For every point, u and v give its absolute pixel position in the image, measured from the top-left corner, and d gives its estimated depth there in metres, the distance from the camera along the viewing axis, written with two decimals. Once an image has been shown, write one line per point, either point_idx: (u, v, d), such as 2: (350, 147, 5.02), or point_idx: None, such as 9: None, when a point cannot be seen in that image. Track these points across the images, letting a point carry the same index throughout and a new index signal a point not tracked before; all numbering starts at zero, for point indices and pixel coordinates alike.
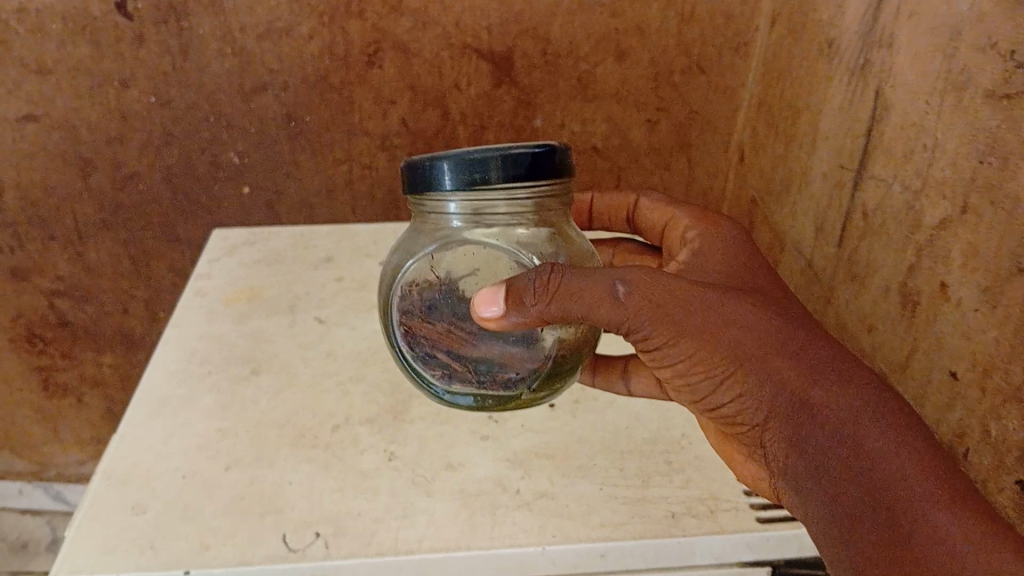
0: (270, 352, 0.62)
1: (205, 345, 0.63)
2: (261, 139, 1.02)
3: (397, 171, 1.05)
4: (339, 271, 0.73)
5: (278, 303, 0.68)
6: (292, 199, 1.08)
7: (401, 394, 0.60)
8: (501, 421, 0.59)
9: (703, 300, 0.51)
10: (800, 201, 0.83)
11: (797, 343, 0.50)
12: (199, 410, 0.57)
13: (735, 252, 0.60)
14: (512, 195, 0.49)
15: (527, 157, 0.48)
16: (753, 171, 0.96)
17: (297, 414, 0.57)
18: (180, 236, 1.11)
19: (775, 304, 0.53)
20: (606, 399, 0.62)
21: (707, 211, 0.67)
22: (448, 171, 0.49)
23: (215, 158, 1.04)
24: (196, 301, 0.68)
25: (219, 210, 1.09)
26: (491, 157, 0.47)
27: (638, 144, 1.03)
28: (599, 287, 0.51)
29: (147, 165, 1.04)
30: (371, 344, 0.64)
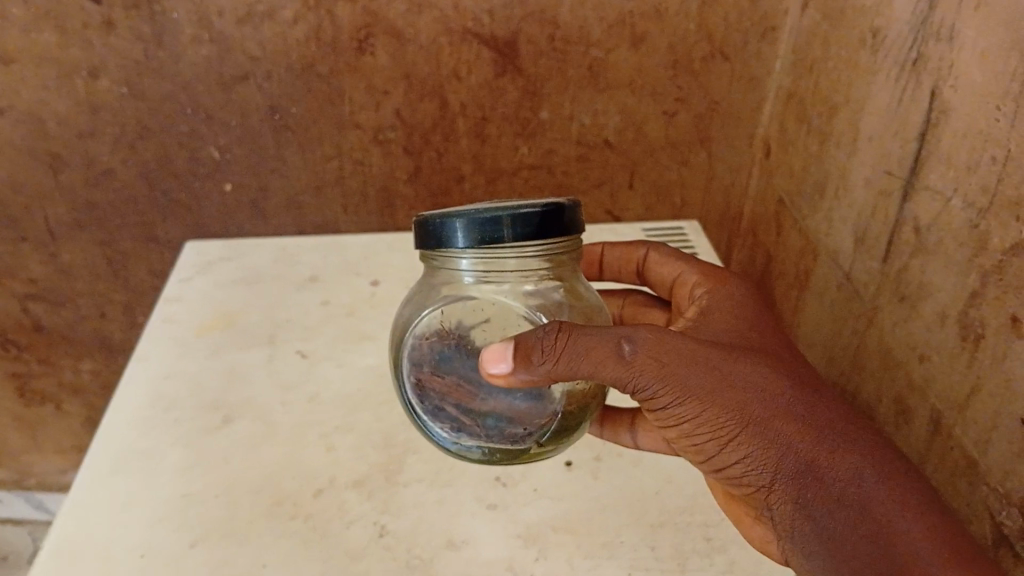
0: (247, 395, 0.57)
1: (173, 386, 0.57)
2: (244, 133, 0.94)
3: (392, 168, 0.97)
4: (325, 293, 0.66)
5: (257, 334, 0.62)
6: (278, 198, 1.00)
7: (396, 450, 0.55)
8: (511, 484, 0.54)
9: (709, 359, 0.48)
10: (837, 209, 0.75)
11: (803, 403, 0.48)
12: (165, 468, 0.52)
13: (745, 312, 0.56)
14: (523, 253, 0.47)
15: (537, 215, 0.45)
16: (780, 169, 0.88)
17: (277, 474, 0.52)
18: (159, 238, 1.03)
19: (779, 365, 0.50)
20: (631, 454, 0.57)
21: (716, 267, 0.62)
22: (459, 230, 0.46)
23: (195, 154, 0.96)
24: (165, 330, 0.62)
25: (200, 211, 1.01)
26: (503, 217, 0.45)
27: (654, 138, 0.95)
28: (606, 346, 0.47)
29: (121, 162, 0.96)
30: (362, 387, 0.59)
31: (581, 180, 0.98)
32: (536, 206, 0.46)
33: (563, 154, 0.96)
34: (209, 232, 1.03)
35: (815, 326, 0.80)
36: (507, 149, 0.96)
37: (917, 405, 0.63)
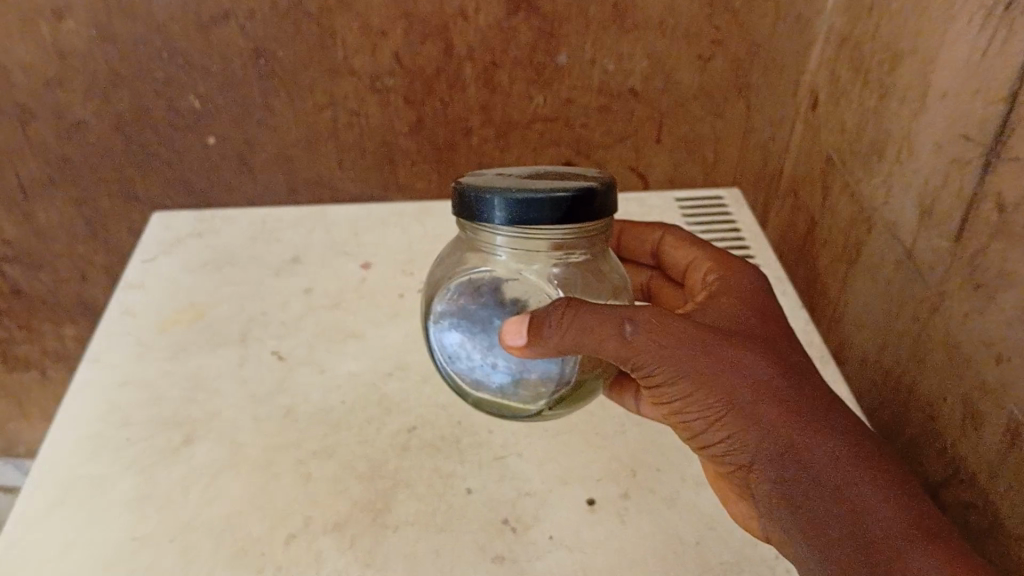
0: (211, 411, 0.50)
1: (130, 394, 0.50)
2: (227, 82, 0.84)
3: (392, 119, 0.87)
4: (309, 280, 0.58)
5: (227, 330, 0.54)
6: (267, 153, 0.90)
7: (387, 482, 0.47)
8: (520, 529, 0.46)
9: (705, 340, 0.44)
10: (900, 176, 0.65)
11: (798, 389, 0.44)
12: (113, 501, 0.45)
13: (754, 289, 0.50)
14: (556, 235, 0.41)
15: (575, 197, 0.39)
16: (828, 124, 0.78)
17: (239, 514, 0.45)
18: (140, 194, 0.94)
19: (780, 349, 0.45)
20: (665, 493, 0.49)
21: (723, 255, 0.54)
22: (490, 207, 0.39)
23: (174, 104, 0.86)
24: (121, 325, 0.54)
25: (182, 166, 0.92)
26: (538, 197, 0.38)
27: (683, 87, 0.85)
28: (606, 326, 0.43)
29: (93, 110, 0.86)
30: (349, 402, 0.51)
31: (601, 134, 0.88)
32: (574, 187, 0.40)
33: (583, 104, 0.86)
34: (193, 189, 0.94)
35: (864, 306, 0.71)
36: (519, 97, 0.85)
37: (992, 413, 0.54)
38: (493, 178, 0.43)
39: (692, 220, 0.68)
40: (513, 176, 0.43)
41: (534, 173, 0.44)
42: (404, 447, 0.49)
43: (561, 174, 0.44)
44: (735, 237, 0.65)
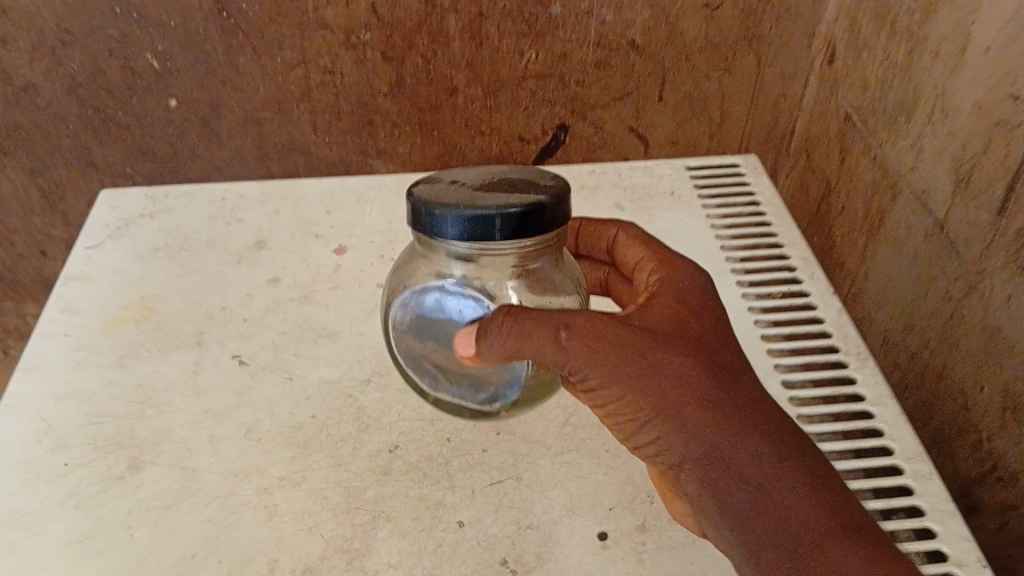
0: (163, 427, 0.40)
1: (65, 411, 0.40)
2: (151, 56, 0.65)
3: (371, 80, 0.67)
4: (275, 269, 0.49)
5: (181, 333, 0.45)
6: (199, 142, 0.71)
7: (362, 517, 0.36)
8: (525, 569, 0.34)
9: (640, 347, 0.32)
10: (936, 139, 0.57)
11: (753, 397, 0.33)
12: (44, 549, 0.35)
13: (688, 286, 0.35)
14: (517, 252, 0.32)
15: (527, 214, 0.30)
16: (850, 81, 0.67)
17: (198, 558, 0.34)
18: (98, 165, 0.72)
19: (726, 347, 0.34)
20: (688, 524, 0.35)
21: (656, 242, 0.40)
22: (431, 223, 0.31)
23: (81, 90, 0.66)
24: (58, 325, 0.45)
25: (141, 130, 0.69)
26: (488, 215, 0.30)
27: (726, 30, 0.68)
28: (535, 330, 0.31)
29: (26, 61, 0.64)
30: (316, 417, 0.40)
31: (598, 91, 0.71)
32: (527, 199, 0.31)
33: (579, 59, 0.68)
34: (155, 159, 0.72)
35: (886, 278, 0.64)
36: (509, 52, 0.67)
37: None
38: (441, 179, 0.34)
39: (695, 185, 0.56)
40: (466, 173, 0.35)
41: (489, 169, 0.35)
42: (384, 470, 0.37)
43: (522, 171, 0.35)
44: (750, 210, 0.53)
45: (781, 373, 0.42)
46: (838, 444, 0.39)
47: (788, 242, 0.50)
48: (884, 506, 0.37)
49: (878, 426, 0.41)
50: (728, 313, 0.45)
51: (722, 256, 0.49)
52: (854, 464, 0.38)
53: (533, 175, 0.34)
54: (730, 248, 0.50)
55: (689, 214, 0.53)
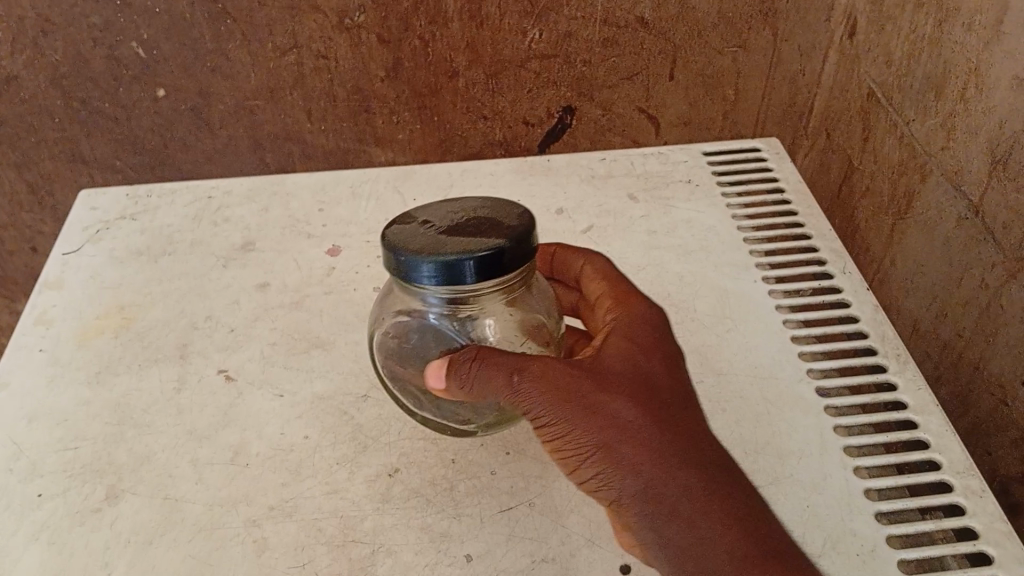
0: (144, 451, 0.36)
1: (36, 436, 0.37)
2: (130, 44, 0.60)
3: (367, 64, 0.63)
4: (265, 274, 0.45)
5: (162, 346, 0.41)
6: (185, 140, 0.66)
7: (362, 551, 0.32)
8: None
9: (581, 389, 0.30)
10: (965, 117, 0.52)
11: (694, 435, 0.30)
12: None
13: (643, 329, 0.33)
14: (491, 289, 0.31)
15: (484, 261, 0.29)
16: (871, 55, 0.61)
17: None
18: (87, 159, 0.67)
19: (679, 390, 0.32)
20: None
21: (622, 280, 0.36)
22: (398, 270, 0.30)
23: (57, 82, 0.62)
24: (32, 338, 0.42)
25: (129, 122, 0.65)
26: (458, 262, 0.29)
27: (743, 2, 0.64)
28: (481, 373, 0.30)
29: (7, 51, 0.60)
30: (309, 438, 0.37)
31: (607, 71, 0.66)
32: (486, 243, 0.29)
33: (586, 38, 0.64)
34: (146, 152, 0.67)
35: (911, 267, 0.60)
36: (511, 31, 0.63)
37: None
38: (413, 214, 0.32)
39: (715, 173, 0.52)
40: (440, 206, 0.33)
41: (463, 200, 0.33)
42: (384, 497, 0.34)
43: (496, 202, 0.33)
44: (775, 199, 0.49)
45: (814, 380, 0.38)
46: (879, 457, 0.35)
47: (817, 233, 0.46)
48: (935, 526, 0.33)
49: (922, 437, 0.37)
50: (753, 312, 0.41)
51: (746, 250, 0.45)
52: (899, 479, 0.34)
53: (505, 208, 0.32)
54: (754, 240, 0.46)
55: (708, 204, 0.49)
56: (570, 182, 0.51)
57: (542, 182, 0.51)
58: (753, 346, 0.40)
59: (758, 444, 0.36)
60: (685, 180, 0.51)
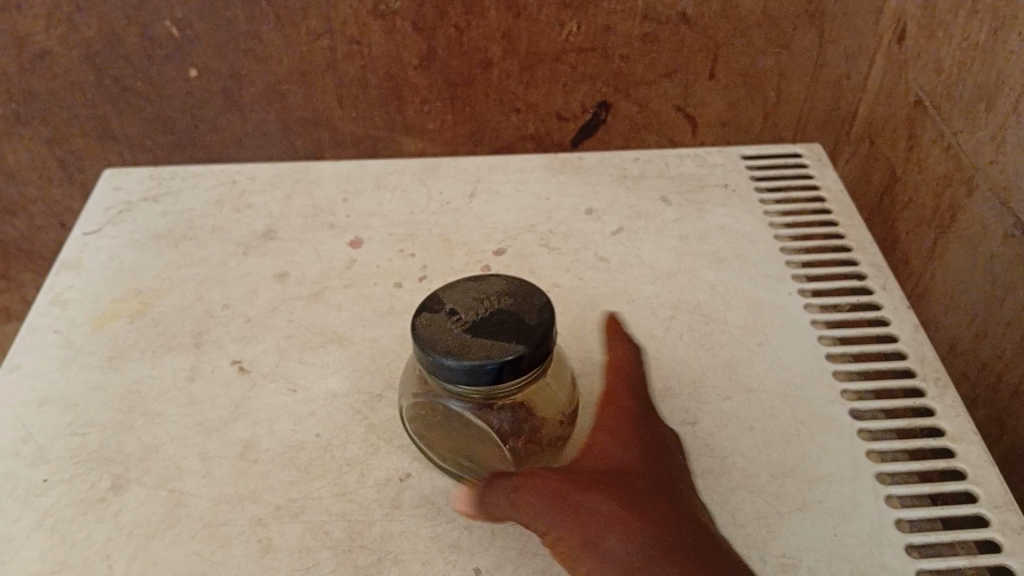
0: (152, 441, 0.36)
1: (45, 421, 0.37)
2: (161, 23, 0.59)
3: (399, 52, 0.62)
4: (285, 263, 0.44)
5: (177, 334, 0.40)
6: (214, 122, 0.66)
7: (367, 559, 0.31)
8: None
9: (568, 493, 0.30)
10: (1019, 129, 0.50)
11: (682, 523, 0.30)
12: None
13: (627, 423, 0.33)
14: (514, 390, 0.30)
15: (502, 368, 0.28)
16: (923, 59, 0.59)
17: None
18: (117, 136, 0.66)
19: (665, 484, 0.31)
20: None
21: (626, 375, 0.35)
22: (425, 367, 0.29)
23: (89, 60, 0.62)
24: (47, 319, 0.41)
25: (159, 102, 0.64)
26: (481, 367, 0.28)
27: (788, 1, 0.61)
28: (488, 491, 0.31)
29: (42, 26, 0.60)
30: (322, 436, 0.36)
31: (644, 68, 0.64)
32: (506, 347, 0.29)
33: (624, 33, 0.62)
34: (176, 133, 0.66)
35: (954, 284, 0.57)
36: (547, 22, 0.61)
37: None
38: (439, 297, 0.31)
39: (752, 177, 0.50)
40: (467, 287, 0.32)
41: (491, 280, 0.32)
42: (393, 503, 0.33)
43: (522, 286, 0.32)
44: (815, 206, 0.47)
45: (848, 402, 0.36)
46: (914, 487, 0.33)
47: (857, 245, 0.44)
48: (968, 562, 0.31)
49: (960, 467, 0.35)
50: (787, 326, 0.40)
51: (782, 260, 0.43)
52: (932, 510, 0.33)
53: (529, 297, 0.31)
54: (791, 250, 0.44)
55: (745, 210, 0.47)
56: (601, 181, 0.49)
57: (573, 179, 0.50)
58: (786, 362, 0.38)
59: (787, 467, 0.34)
60: (722, 184, 0.49)
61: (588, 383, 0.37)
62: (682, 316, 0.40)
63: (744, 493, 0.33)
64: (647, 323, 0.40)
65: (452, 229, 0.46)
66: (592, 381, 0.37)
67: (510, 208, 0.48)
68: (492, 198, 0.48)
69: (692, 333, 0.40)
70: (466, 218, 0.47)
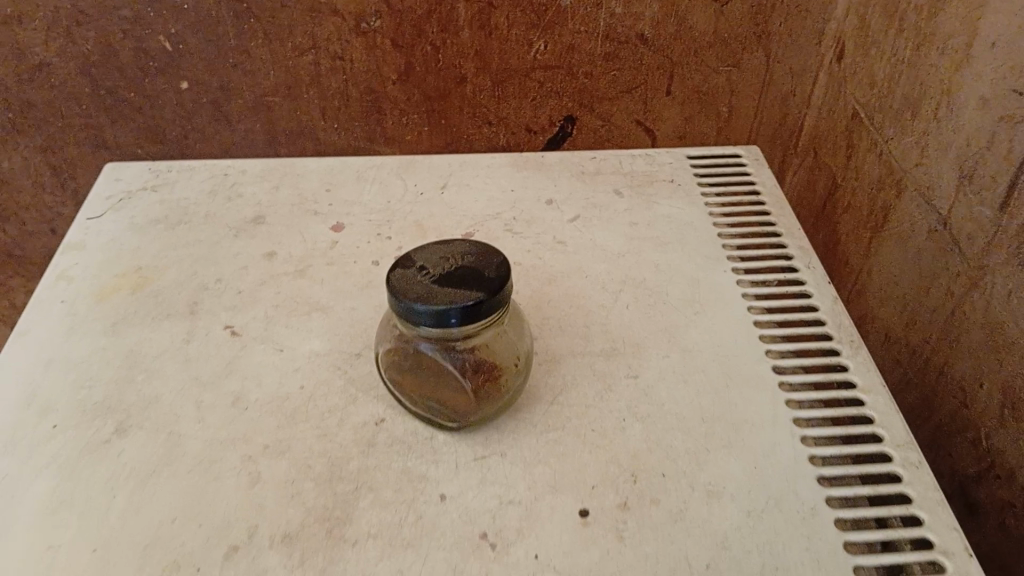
0: (152, 393, 0.40)
1: (52, 377, 0.40)
2: (155, 38, 0.64)
3: (380, 67, 0.67)
4: (273, 245, 0.49)
5: (173, 304, 0.45)
6: (204, 130, 0.70)
7: (345, 487, 0.36)
8: (504, 545, 0.33)
9: None
10: (940, 134, 0.55)
11: None
12: (24, 510, 0.35)
13: None
14: (476, 335, 0.35)
15: (465, 310, 0.33)
16: (856, 78, 0.65)
17: (178, 520, 0.34)
18: (109, 144, 0.71)
19: None
20: (672, 505, 0.35)
21: None
22: (400, 313, 0.34)
23: (86, 71, 0.66)
24: (55, 292, 0.45)
25: (152, 111, 0.69)
26: (447, 310, 0.33)
27: (736, 18, 0.67)
28: None
29: (43, 38, 0.64)
30: (306, 388, 0.40)
31: (606, 84, 0.70)
32: (469, 294, 0.33)
33: (587, 51, 0.68)
34: (166, 141, 0.71)
35: (888, 278, 0.63)
36: (517, 41, 0.66)
37: None
38: (411, 257, 0.36)
39: (695, 175, 0.55)
40: (435, 249, 0.37)
41: (456, 244, 0.37)
42: (369, 443, 0.37)
43: (482, 248, 0.37)
44: (751, 199, 0.52)
45: (772, 360, 0.41)
46: (826, 429, 0.38)
47: (787, 232, 0.49)
48: (871, 490, 0.35)
49: (868, 414, 0.39)
50: (723, 299, 0.45)
51: (720, 244, 0.48)
52: (841, 448, 0.37)
53: (488, 256, 0.36)
54: (727, 236, 0.49)
55: (689, 202, 0.52)
56: (562, 177, 0.55)
57: (535, 175, 0.55)
58: (719, 328, 0.43)
59: (715, 412, 0.39)
60: (670, 180, 0.54)
61: (544, 345, 0.42)
62: (630, 290, 0.45)
63: (679, 433, 0.38)
64: (598, 296, 0.45)
65: (425, 216, 0.51)
66: (547, 343, 0.42)
67: (478, 199, 0.52)
68: (461, 191, 0.53)
69: (638, 304, 0.44)
70: (439, 208, 0.52)
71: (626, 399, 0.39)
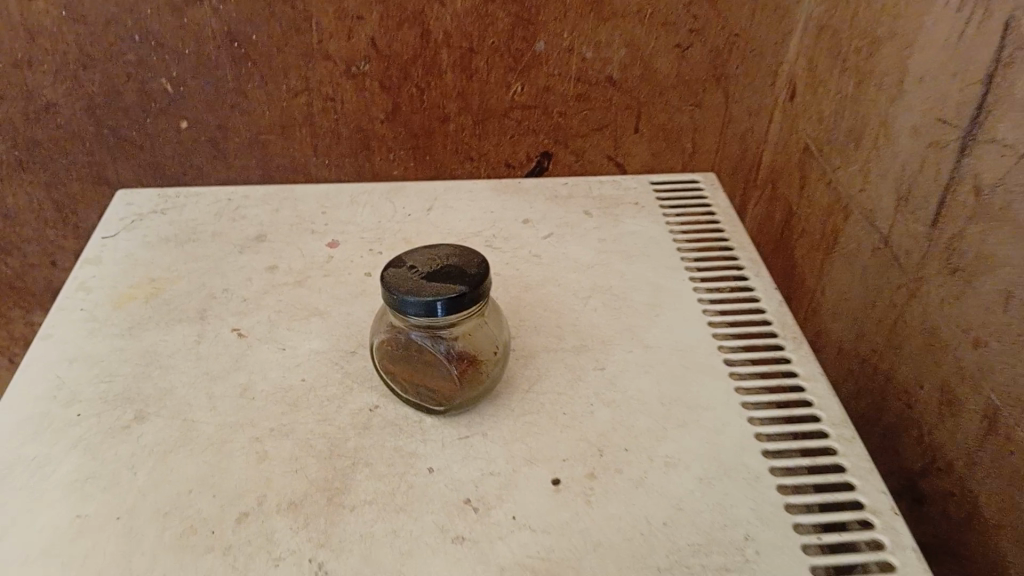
0: (167, 386, 0.44)
1: (75, 374, 0.45)
2: (160, 81, 0.70)
3: (370, 107, 0.72)
4: (274, 259, 0.54)
5: (184, 311, 0.49)
6: (203, 165, 0.75)
7: (343, 463, 0.40)
8: (485, 508, 0.38)
9: None
10: (878, 163, 0.61)
11: None
12: (53, 486, 0.39)
13: None
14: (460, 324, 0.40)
15: (450, 301, 0.38)
16: (806, 116, 0.72)
17: (193, 491, 0.38)
18: (111, 180, 0.75)
19: None
20: (634, 474, 0.39)
21: None
22: (393, 305, 0.39)
23: (94, 110, 0.71)
24: (75, 301, 0.50)
25: (155, 147, 0.74)
26: (434, 300, 0.38)
27: (696, 63, 0.73)
28: None
29: (55, 80, 0.69)
30: (306, 381, 0.44)
31: (579, 122, 0.76)
32: (453, 287, 0.38)
33: (561, 93, 0.74)
34: (166, 175, 0.75)
35: (838, 295, 0.68)
36: (497, 84, 0.72)
37: (968, 399, 0.52)
38: (403, 258, 0.41)
39: (658, 198, 0.61)
40: (423, 252, 0.42)
41: (441, 247, 0.42)
42: (364, 426, 0.42)
43: (465, 251, 0.42)
44: (708, 219, 0.58)
45: (724, 354, 0.46)
46: (770, 411, 0.43)
47: (739, 246, 0.55)
48: (809, 461, 0.40)
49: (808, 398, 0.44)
50: (681, 304, 0.50)
51: (680, 257, 0.54)
52: (784, 426, 0.42)
53: (470, 257, 0.41)
54: (686, 250, 0.55)
55: (652, 221, 0.58)
56: (537, 200, 0.60)
57: (513, 198, 0.60)
58: (677, 327, 0.48)
59: (673, 397, 0.43)
60: (635, 203, 0.60)
61: (521, 342, 0.47)
62: (598, 295, 0.50)
63: (640, 414, 0.42)
64: (570, 300, 0.50)
65: (412, 234, 0.56)
66: (524, 341, 0.47)
67: (461, 220, 0.58)
68: (445, 213, 0.59)
69: (605, 307, 0.49)
70: (425, 227, 0.57)
71: (595, 387, 0.44)
